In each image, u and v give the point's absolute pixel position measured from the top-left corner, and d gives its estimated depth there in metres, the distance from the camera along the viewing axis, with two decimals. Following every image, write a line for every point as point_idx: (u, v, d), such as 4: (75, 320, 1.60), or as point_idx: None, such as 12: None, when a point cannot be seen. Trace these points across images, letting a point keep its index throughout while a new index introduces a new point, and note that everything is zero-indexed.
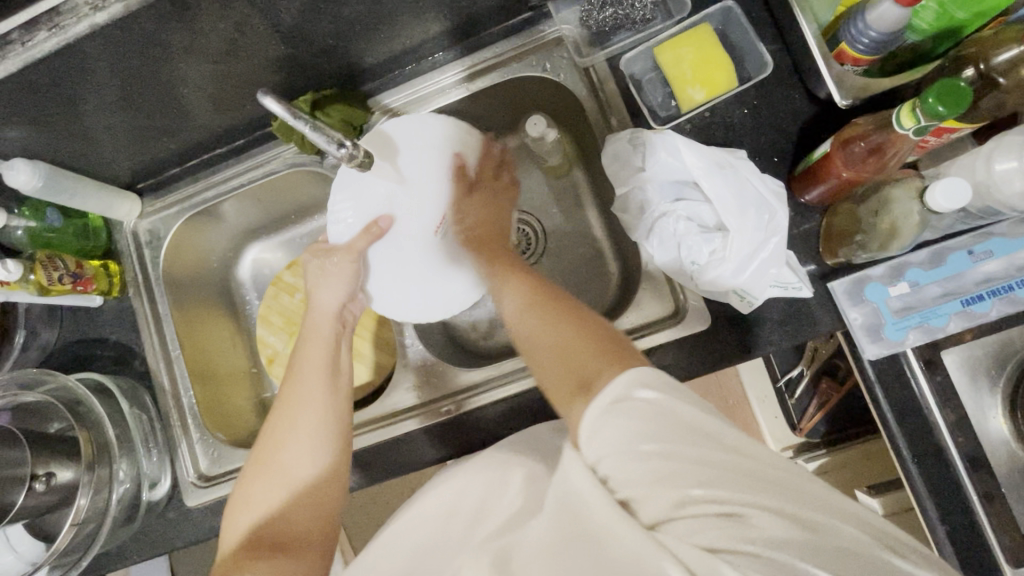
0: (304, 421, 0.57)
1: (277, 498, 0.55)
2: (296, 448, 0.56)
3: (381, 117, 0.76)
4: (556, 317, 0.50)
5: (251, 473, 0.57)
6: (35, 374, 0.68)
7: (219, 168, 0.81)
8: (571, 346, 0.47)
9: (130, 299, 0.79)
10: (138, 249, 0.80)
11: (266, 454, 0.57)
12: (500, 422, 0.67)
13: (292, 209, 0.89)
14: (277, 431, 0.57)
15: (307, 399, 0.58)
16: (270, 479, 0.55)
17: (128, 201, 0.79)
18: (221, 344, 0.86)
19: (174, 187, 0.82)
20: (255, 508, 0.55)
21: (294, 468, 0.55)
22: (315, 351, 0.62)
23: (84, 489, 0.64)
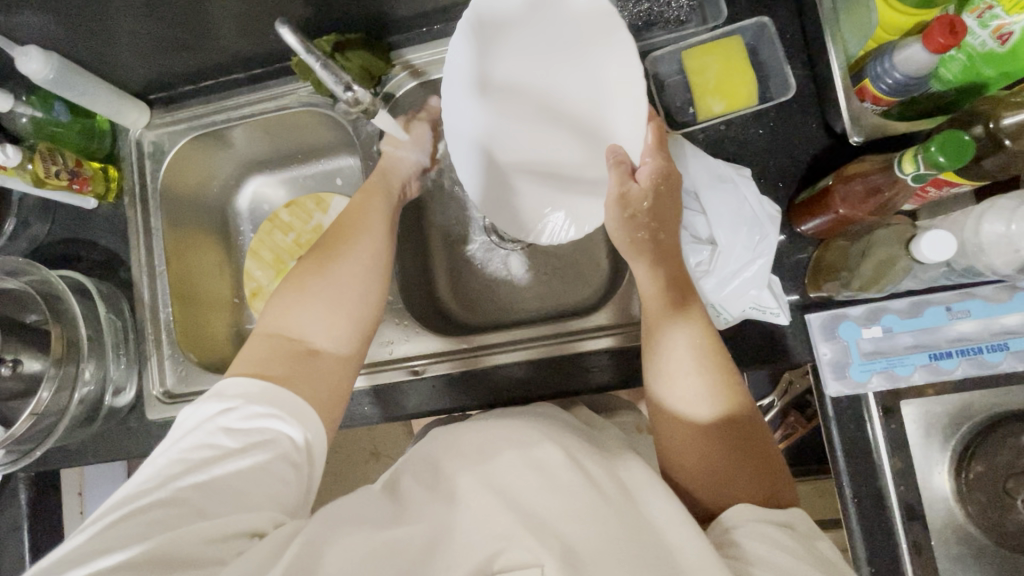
0: (359, 268, 0.61)
1: (321, 331, 0.57)
2: (352, 275, 0.60)
3: (401, 72, 0.74)
4: (700, 391, 0.52)
5: (298, 297, 0.59)
6: (19, 263, 0.68)
7: (234, 94, 0.80)
8: (718, 451, 0.51)
9: (124, 207, 0.79)
10: (140, 159, 0.80)
11: (315, 290, 0.59)
12: (487, 387, 0.70)
13: (299, 147, 0.89)
14: (326, 270, 0.60)
15: (365, 253, 0.62)
16: (319, 313, 0.58)
17: (136, 110, 0.78)
18: (208, 269, 0.87)
19: (185, 104, 0.81)
20: (293, 336, 0.57)
21: (348, 316, 0.59)
22: (370, 208, 0.66)
23: (48, 383, 0.65)
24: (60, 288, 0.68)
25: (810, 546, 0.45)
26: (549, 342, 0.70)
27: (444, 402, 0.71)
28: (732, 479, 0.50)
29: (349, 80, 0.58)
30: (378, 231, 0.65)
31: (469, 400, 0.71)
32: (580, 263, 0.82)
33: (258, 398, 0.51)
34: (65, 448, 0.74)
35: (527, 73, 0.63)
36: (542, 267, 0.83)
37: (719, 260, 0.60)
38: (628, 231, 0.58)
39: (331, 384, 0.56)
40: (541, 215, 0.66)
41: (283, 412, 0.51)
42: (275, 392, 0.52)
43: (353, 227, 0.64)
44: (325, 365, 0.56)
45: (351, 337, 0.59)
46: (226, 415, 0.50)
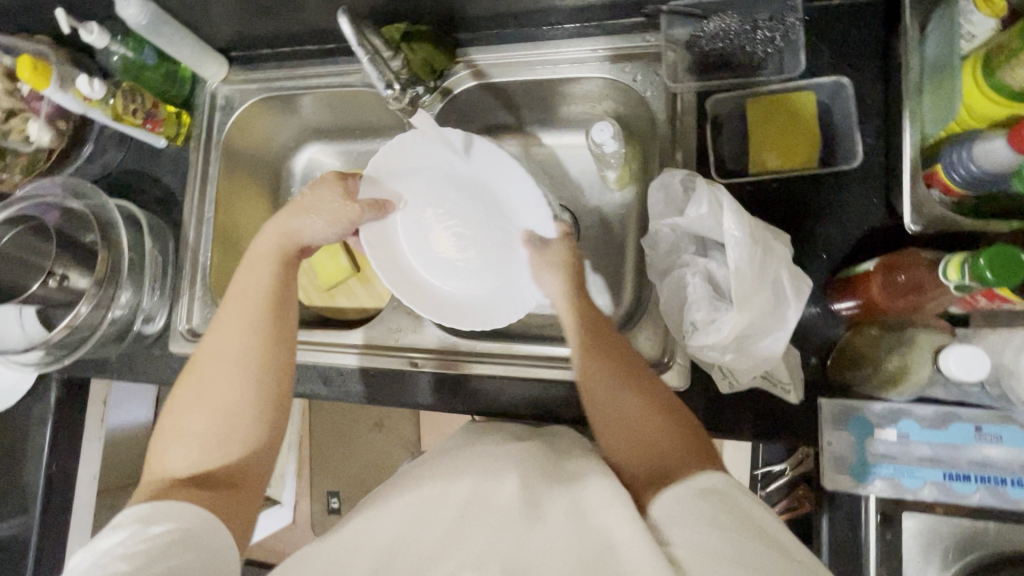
0: (233, 386, 0.58)
1: (207, 458, 0.57)
2: (223, 368, 0.59)
3: (463, 70, 0.76)
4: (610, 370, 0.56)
5: (166, 439, 0.58)
6: (85, 187, 0.75)
7: (305, 63, 0.83)
8: (642, 420, 0.53)
9: (188, 152, 0.84)
10: (211, 110, 0.85)
11: (187, 419, 0.58)
12: (483, 398, 0.70)
13: (358, 123, 0.92)
14: (202, 390, 0.58)
15: (244, 369, 0.59)
16: (194, 443, 0.57)
17: (214, 64, 0.83)
18: (253, 222, 0.92)
19: (260, 65, 0.85)
20: (177, 473, 0.56)
21: (227, 439, 0.58)
22: (236, 305, 0.62)
23: (87, 299, 0.71)
24: (113, 215, 0.74)
25: (750, 519, 0.41)
26: (558, 368, 0.68)
27: (436, 400, 0.72)
28: (657, 446, 0.52)
29: (390, 77, 0.70)
30: (256, 328, 0.60)
31: (460, 403, 0.71)
32: (605, 289, 0.80)
33: (156, 519, 0.50)
34: (93, 362, 0.80)
35: (484, 189, 0.76)
36: None
37: None
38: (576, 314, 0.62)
39: (231, 509, 0.55)
40: (442, 299, 0.75)
41: (186, 526, 0.50)
42: (170, 513, 0.51)
43: (228, 336, 0.60)
44: (224, 487, 0.56)
45: (240, 448, 0.58)
46: (132, 534, 0.48)
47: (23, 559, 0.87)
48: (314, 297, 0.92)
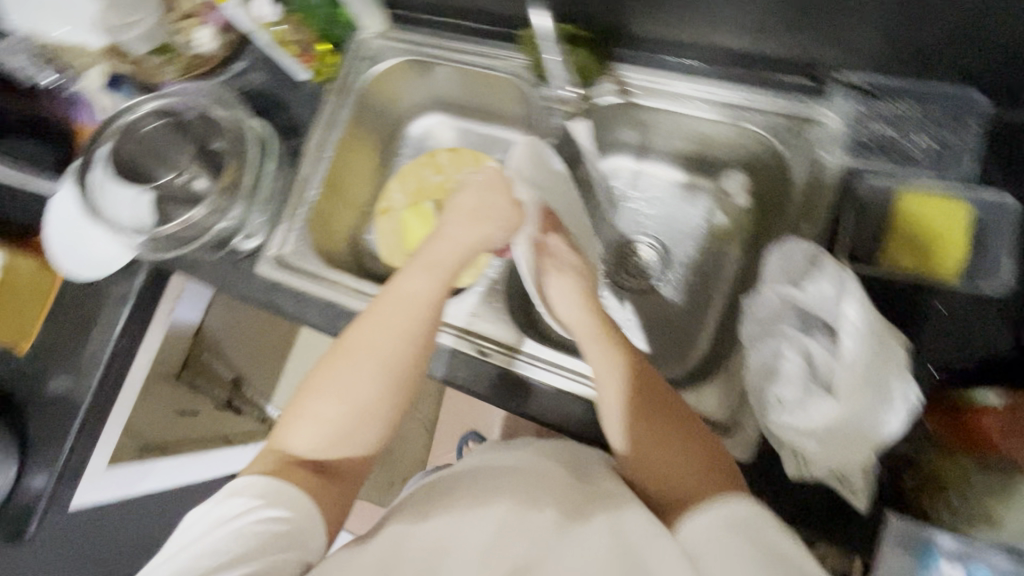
0: (363, 392, 0.58)
1: (327, 451, 0.59)
2: (362, 376, 0.58)
3: (610, 85, 0.76)
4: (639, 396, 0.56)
5: (296, 414, 0.60)
6: (230, 100, 0.80)
7: (457, 37, 0.86)
8: (662, 445, 0.54)
9: (326, 91, 0.88)
10: (358, 58, 0.89)
11: (316, 406, 0.59)
12: (539, 405, 0.71)
13: (484, 107, 0.94)
14: (336, 383, 0.59)
15: (381, 383, 0.59)
16: (315, 432, 0.59)
17: (374, 17, 0.86)
18: (360, 172, 0.95)
19: (414, 28, 0.88)
20: (300, 455, 0.59)
21: (351, 438, 0.59)
22: (389, 313, 0.60)
23: (206, 204, 0.76)
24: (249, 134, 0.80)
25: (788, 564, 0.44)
26: None
27: (493, 394, 0.72)
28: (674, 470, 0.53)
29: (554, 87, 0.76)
30: (398, 343, 0.60)
31: (512, 401, 0.71)
32: (682, 333, 0.80)
33: (272, 503, 0.54)
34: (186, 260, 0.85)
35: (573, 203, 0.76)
36: (643, 319, 0.82)
37: None
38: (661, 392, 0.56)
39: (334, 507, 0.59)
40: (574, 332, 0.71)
41: (293, 516, 0.54)
42: (285, 498, 0.55)
43: (372, 338, 0.60)
44: (330, 475, 0.59)
45: (359, 451, 0.60)
46: (246, 512, 0.53)
47: (71, 420, 0.92)
48: (393, 257, 0.95)
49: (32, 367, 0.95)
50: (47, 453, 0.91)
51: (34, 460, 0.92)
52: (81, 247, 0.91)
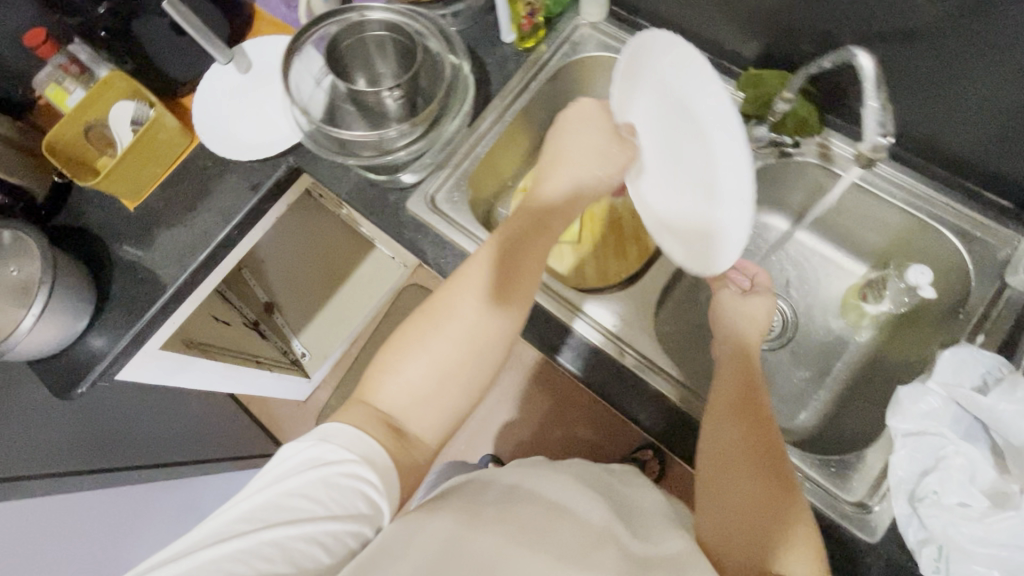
0: (464, 348, 0.61)
1: (417, 412, 0.59)
2: (459, 329, 0.61)
3: (815, 146, 0.77)
4: (752, 441, 0.58)
5: (391, 362, 0.60)
6: (454, 40, 0.80)
7: None
8: (762, 502, 0.54)
9: (525, 59, 0.88)
10: (565, 41, 0.89)
11: (416, 358, 0.60)
12: (656, 420, 0.74)
13: None
14: (437, 341, 0.60)
15: (486, 345, 0.62)
16: (407, 385, 0.59)
17: (597, 8, 0.87)
18: (521, 146, 0.94)
19: (628, 29, 0.89)
20: (390, 410, 0.58)
21: (437, 399, 0.59)
22: (490, 283, 0.63)
23: (400, 130, 0.77)
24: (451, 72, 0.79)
25: None
26: None
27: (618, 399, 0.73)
28: (762, 528, 0.52)
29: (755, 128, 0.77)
30: (506, 309, 0.63)
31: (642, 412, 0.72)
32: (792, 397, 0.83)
33: (352, 448, 0.52)
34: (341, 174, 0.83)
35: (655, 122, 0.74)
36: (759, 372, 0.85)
37: (992, 523, 0.55)
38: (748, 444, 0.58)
39: (408, 474, 0.56)
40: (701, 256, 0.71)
41: (368, 470, 0.52)
42: (362, 444, 0.53)
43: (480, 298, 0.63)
44: (406, 438, 0.57)
45: (437, 423, 0.60)
46: (325, 462, 0.51)
47: (156, 295, 0.87)
48: None
49: (132, 226, 0.90)
50: (121, 318, 0.86)
51: (104, 320, 0.87)
52: (233, 128, 0.91)
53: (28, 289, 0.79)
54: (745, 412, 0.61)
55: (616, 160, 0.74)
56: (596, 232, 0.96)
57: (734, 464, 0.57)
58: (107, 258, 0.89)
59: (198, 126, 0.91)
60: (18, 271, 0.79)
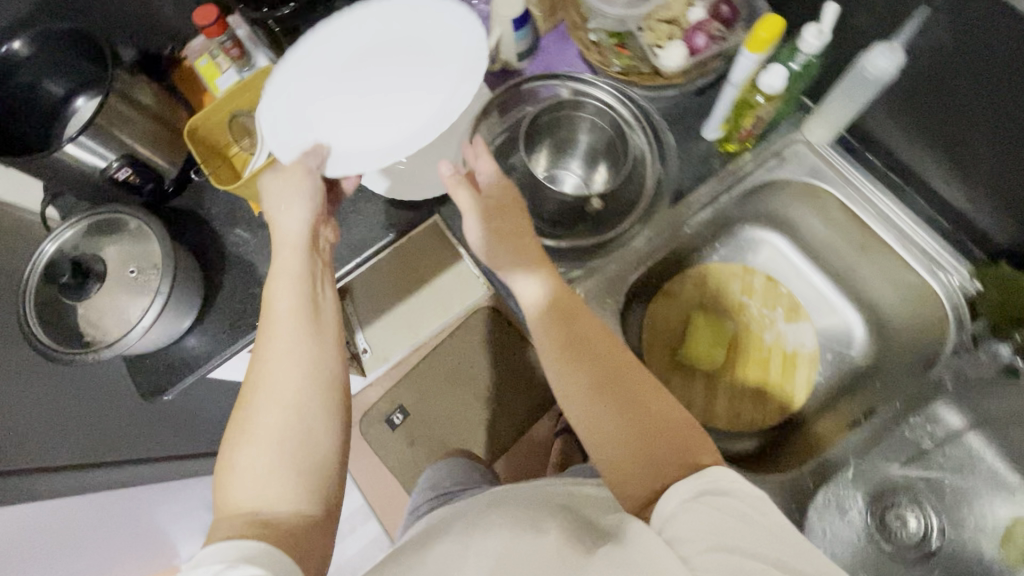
0: (299, 395, 0.53)
1: (266, 485, 0.50)
2: (287, 372, 0.54)
3: None
4: (596, 406, 0.53)
5: (230, 470, 0.51)
6: (656, 141, 0.72)
7: (896, 206, 0.73)
8: (641, 451, 0.51)
9: (722, 166, 0.76)
10: (774, 153, 0.77)
11: (249, 446, 0.51)
12: None
13: (843, 269, 0.84)
14: (263, 409, 0.53)
15: (298, 379, 0.54)
16: (261, 462, 0.51)
17: (824, 129, 0.74)
18: (679, 250, 0.83)
19: (851, 161, 0.75)
20: (251, 505, 0.49)
21: (304, 446, 0.52)
22: (294, 317, 0.56)
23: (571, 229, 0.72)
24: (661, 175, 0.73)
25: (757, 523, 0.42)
26: None
27: None
28: (657, 473, 0.50)
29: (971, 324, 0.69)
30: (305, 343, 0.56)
31: None
32: None
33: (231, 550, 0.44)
34: None
35: None
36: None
37: None
38: (613, 424, 0.53)
39: (309, 536, 0.49)
40: None
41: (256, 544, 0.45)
42: (260, 556, 0.44)
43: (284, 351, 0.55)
44: (278, 522, 0.48)
45: (307, 485, 0.51)
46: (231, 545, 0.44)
47: (260, 315, 0.81)
48: (655, 346, 0.85)
49: (251, 231, 0.84)
50: (222, 329, 0.81)
51: (205, 326, 0.81)
52: None
53: (142, 294, 0.72)
54: (588, 402, 0.54)
55: (308, 192, 0.62)
56: (741, 367, 0.84)
57: (603, 457, 0.52)
58: (223, 260, 0.83)
59: None
60: (136, 272, 0.73)
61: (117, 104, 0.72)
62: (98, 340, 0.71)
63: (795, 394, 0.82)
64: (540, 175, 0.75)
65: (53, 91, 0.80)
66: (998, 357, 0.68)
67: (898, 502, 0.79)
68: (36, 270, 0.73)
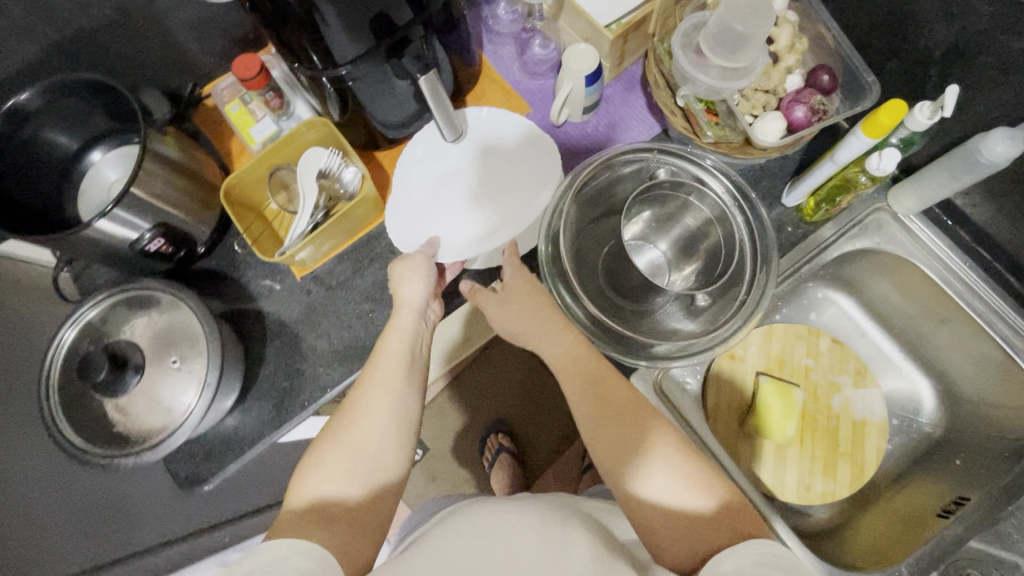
0: (387, 419, 0.57)
1: (337, 485, 0.53)
2: (377, 401, 0.57)
3: None
4: (641, 460, 0.55)
5: (312, 465, 0.55)
6: (759, 233, 0.64)
7: (982, 281, 0.72)
8: (689, 510, 0.52)
9: (803, 237, 0.73)
10: (856, 222, 0.74)
11: (334, 451, 0.55)
12: None
13: (911, 334, 0.82)
14: (350, 425, 0.57)
15: (387, 405, 0.57)
16: (328, 476, 0.54)
17: (911, 198, 0.71)
18: None
19: (935, 234, 0.73)
20: (320, 501, 0.52)
21: (369, 470, 0.55)
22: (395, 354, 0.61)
23: (645, 325, 0.66)
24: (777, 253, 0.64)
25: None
26: None
27: None
28: (704, 539, 0.50)
29: None
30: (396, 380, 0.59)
31: None
32: None
33: (296, 555, 0.45)
34: None
35: None
36: None
37: None
38: (647, 448, 0.55)
39: (357, 548, 0.51)
40: None
41: (309, 548, 0.46)
42: (314, 553, 0.46)
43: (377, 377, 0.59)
44: (340, 523, 0.51)
45: (363, 496, 0.54)
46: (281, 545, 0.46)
47: (308, 394, 0.75)
48: (720, 413, 0.81)
49: (295, 298, 0.78)
50: (265, 408, 0.74)
51: (247, 405, 0.74)
52: (438, 225, 0.77)
53: (187, 387, 0.66)
54: (629, 457, 0.55)
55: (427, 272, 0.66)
56: (808, 439, 0.81)
57: (645, 509, 0.53)
58: (263, 331, 0.77)
59: (402, 200, 0.77)
60: (180, 363, 0.67)
61: (155, 170, 0.64)
62: (141, 439, 0.65)
63: (863, 476, 0.79)
64: (630, 242, 0.70)
65: (65, 144, 0.71)
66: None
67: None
68: (58, 361, 0.65)
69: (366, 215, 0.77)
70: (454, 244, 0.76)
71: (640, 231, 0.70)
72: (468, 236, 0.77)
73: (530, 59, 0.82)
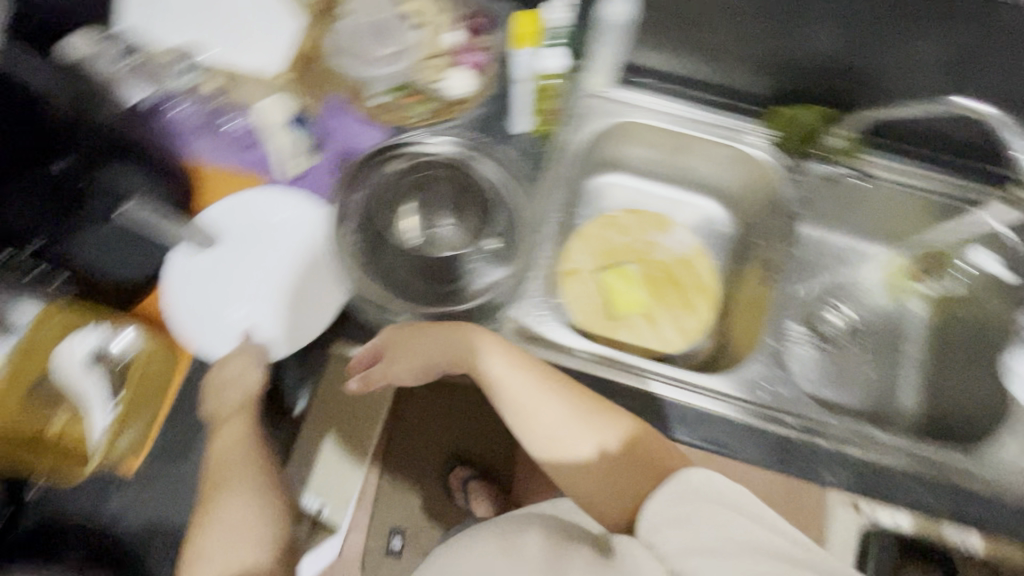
0: (258, 485, 0.57)
1: (233, 560, 0.52)
2: (242, 475, 0.57)
3: (848, 168, 0.83)
4: (574, 429, 0.56)
5: (200, 556, 0.53)
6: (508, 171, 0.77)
7: (681, 103, 0.87)
8: (611, 450, 0.55)
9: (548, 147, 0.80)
10: (576, 114, 0.84)
11: (219, 533, 0.54)
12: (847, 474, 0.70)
13: (673, 172, 0.96)
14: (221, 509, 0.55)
15: (248, 472, 0.57)
16: (222, 555, 0.53)
17: (601, 75, 0.82)
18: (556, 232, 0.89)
19: (633, 91, 0.87)
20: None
21: (256, 533, 0.54)
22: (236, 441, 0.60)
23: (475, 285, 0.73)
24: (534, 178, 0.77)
25: (742, 514, 0.46)
26: (922, 456, 0.71)
27: (791, 467, 0.70)
28: (636, 484, 0.54)
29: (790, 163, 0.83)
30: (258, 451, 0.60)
31: (827, 472, 0.70)
32: (885, 386, 0.89)
33: None
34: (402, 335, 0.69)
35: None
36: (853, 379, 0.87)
37: None
38: (573, 413, 0.57)
39: None
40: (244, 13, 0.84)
41: None
42: None
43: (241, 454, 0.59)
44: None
45: (256, 553, 0.53)
46: None
47: None
48: (589, 323, 0.88)
49: (136, 496, 0.67)
50: None
51: None
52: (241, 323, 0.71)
53: None
54: (563, 428, 0.57)
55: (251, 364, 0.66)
56: (659, 294, 0.92)
57: (578, 470, 0.56)
58: (124, 552, 0.65)
59: (189, 325, 0.71)
60: None
61: None
62: None
63: (710, 292, 0.92)
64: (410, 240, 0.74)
65: None
66: (818, 172, 0.82)
67: (823, 305, 0.94)
68: None
69: (169, 367, 0.71)
70: (273, 331, 0.70)
71: (413, 220, 0.74)
72: (278, 316, 0.71)
73: (232, 135, 0.79)
